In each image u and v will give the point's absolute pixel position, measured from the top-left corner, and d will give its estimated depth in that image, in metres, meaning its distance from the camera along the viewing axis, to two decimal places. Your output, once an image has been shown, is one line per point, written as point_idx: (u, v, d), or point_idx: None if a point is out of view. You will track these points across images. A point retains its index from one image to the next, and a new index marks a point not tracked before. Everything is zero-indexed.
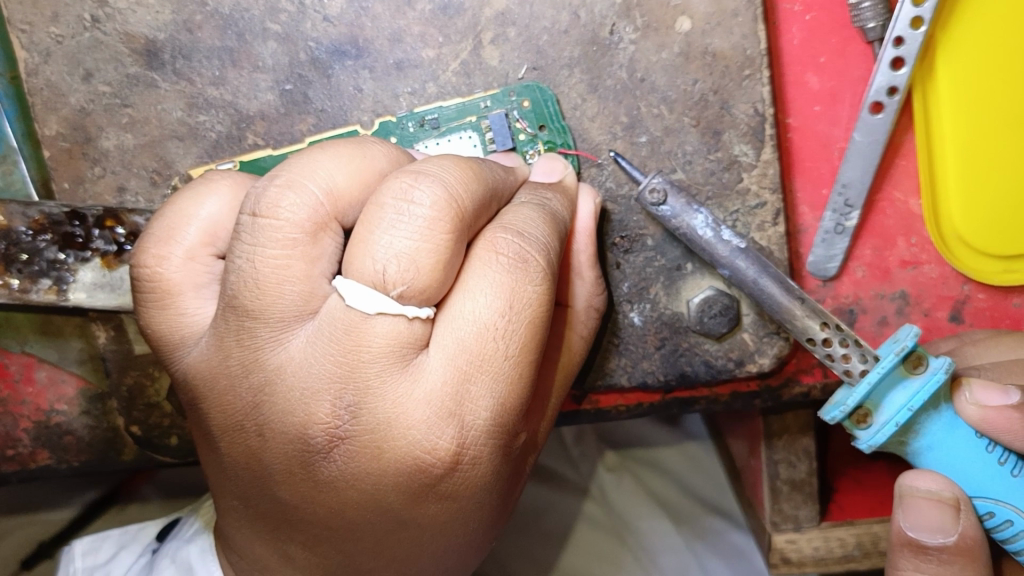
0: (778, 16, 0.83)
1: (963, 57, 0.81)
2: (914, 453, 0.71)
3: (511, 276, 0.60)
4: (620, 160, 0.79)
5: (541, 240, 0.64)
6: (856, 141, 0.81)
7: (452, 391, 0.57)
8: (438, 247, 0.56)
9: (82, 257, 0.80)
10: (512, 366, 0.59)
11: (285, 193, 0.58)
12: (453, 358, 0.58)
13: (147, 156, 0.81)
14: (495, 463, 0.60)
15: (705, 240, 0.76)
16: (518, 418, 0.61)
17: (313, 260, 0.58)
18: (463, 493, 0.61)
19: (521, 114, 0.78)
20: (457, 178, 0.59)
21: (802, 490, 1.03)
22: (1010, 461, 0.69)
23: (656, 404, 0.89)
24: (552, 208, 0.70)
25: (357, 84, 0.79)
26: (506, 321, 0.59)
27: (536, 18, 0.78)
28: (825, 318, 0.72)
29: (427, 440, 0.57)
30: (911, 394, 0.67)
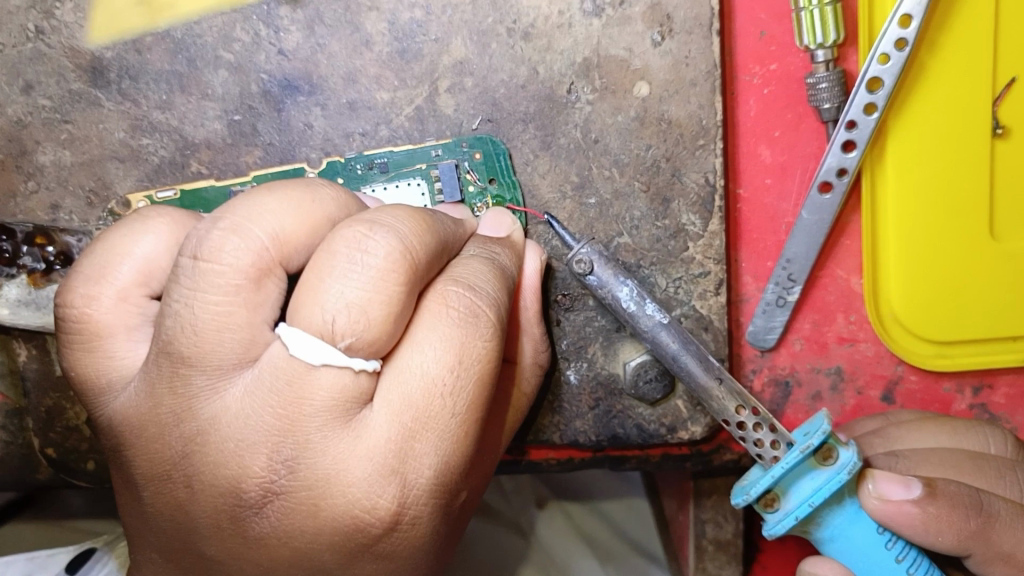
0: (736, 87, 0.83)
1: (915, 143, 0.81)
2: (818, 540, 0.71)
3: (461, 329, 0.59)
4: (552, 221, 0.77)
5: (491, 294, 0.64)
6: (803, 218, 0.81)
7: (394, 449, 0.56)
8: (391, 299, 0.55)
9: (7, 273, 0.78)
10: (458, 425, 0.58)
11: (230, 237, 0.56)
12: (395, 417, 0.56)
13: (84, 175, 0.78)
14: (435, 522, 0.59)
15: (628, 312, 0.75)
16: (460, 478, 0.60)
17: (256, 307, 0.57)
18: (398, 555, 0.60)
19: (472, 165, 0.78)
20: (412, 229, 0.59)
21: (727, 551, 1.03)
22: (908, 558, 0.70)
23: (587, 460, 0.89)
24: (500, 263, 0.69)
25: (308, 121, 0.77)
26: (454, 376, 0.58)
27: (495, 70, 0.77)
28: (743, 401, 0.72)
29: (367, 499, 0.56)
30: (815, 488, 0.67)
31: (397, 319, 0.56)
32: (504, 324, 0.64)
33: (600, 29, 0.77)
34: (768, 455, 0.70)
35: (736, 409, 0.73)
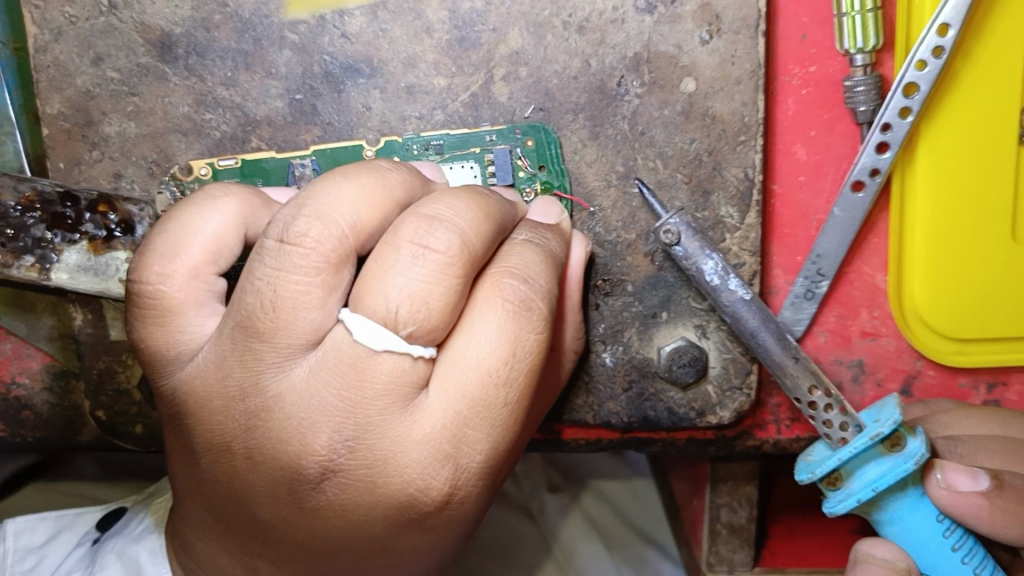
0: (775, 87, 0.86)
1: (945, 147, 0.84)
2: (878, 522, 0.75)
3: (515, 322, 0.61)
4: (643, 189, 0.82)
5: (544, 285, 0.65)
6: (835, 215, 0.85)
7: (450, 434, 0.60)
8: (449, 290, 0.58)
9: (69, 239, 0.80)
10: (508, 413, 0.61)
11: (315, 224, 0.59)
12: (453, 403, 0.59)
13: (147, 146, 0.82)
14: (479, 501, 0.63)
15: (711, 285, 0.79)
16: (504, 461, 0.63)
17: (332, 289, 0.59)
18: (443, 529, 0.63)
19: (524, 151, 0.81)
20: (470, 220, 0.61)
21: (740, 535, 1.08)
22: (964, 548, 0.74)
23: (615, 440, 0.92)
24: (551, 248, 0.70)
25: (367, 103, 0.81)
26: (508, 366, 0.60)
27: (549, 61, 0.80)
28: (817, 381, 0.78)
29: (422, 479, 0.59)
30: (880, 473, 0.71)
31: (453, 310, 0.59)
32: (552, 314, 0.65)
33: (652, 25, 0.80)
34: (836, 436, 0.75)
35: (809, 388, 0.78)
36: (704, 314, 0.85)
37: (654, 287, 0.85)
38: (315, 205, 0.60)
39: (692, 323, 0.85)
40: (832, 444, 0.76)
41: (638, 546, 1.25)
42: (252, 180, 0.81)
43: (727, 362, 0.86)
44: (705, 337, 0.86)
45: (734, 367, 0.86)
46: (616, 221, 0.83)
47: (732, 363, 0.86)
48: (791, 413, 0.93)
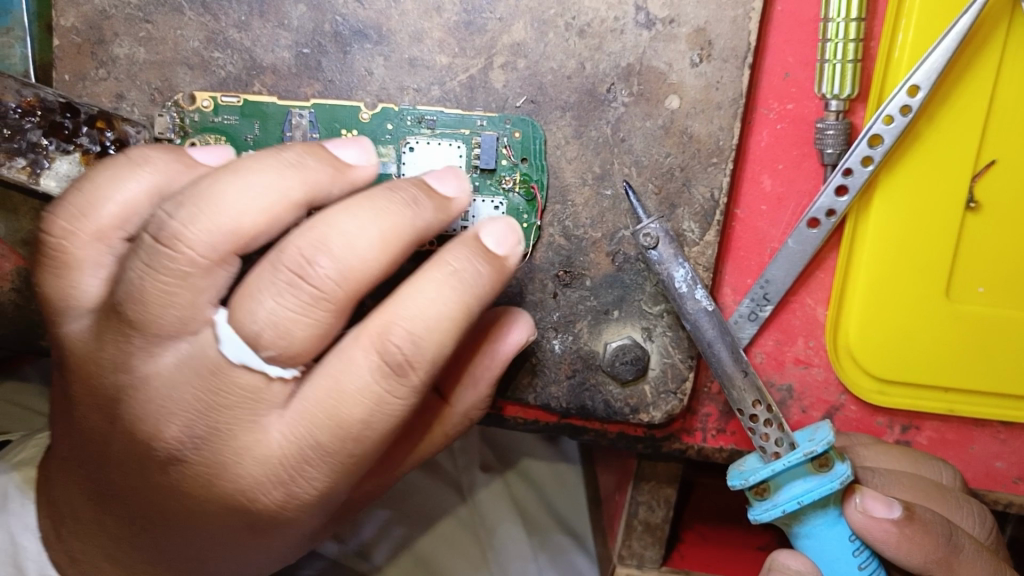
0: (753, 117, 0.91)
1: (899, 203, 0.90)
2: (795, 534, 0.80)
3: (381, 381, 0.64)
4: (630, 192, 0.85)
5: (438, 346, 0.64)
6: (789, 246, 0.91)
7: (289, 461, 0.66)
8: (317, 323, 0.63)
9: (63, 149, 0.83)
10: (351, 460, 0.66)
11: (189, 229, 0.63)
12: (298, 433, 0.65)
13: (153, 74, 0.86)
14: (312, 520, 0.70)
15: (679, 292, 0.82)
16: (340, 495, 0.69)
17: (199, 291, 0.64)
18: (273, 533, 0.71)
19: (510, 142, 0.85)
20: (366, 248, 0.63)
21: (653, 533, 1.14)
22: (868, 566, 0.79)
23: (552, 424, 0.98)
24: (470, 284, 0.65)
25: (369, 68, 0.84)
26: (364, 424, 0.65)
27: (546, 58, 0.85)
28: (760, 397, 0.81)
29: (254, 491, 0.67)
30: (807, 489, 0.76)
31: (315, 341, 0.64)
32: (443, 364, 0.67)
33: (647, 41, 0.84)
34: (769, 450, 0.79)
35: (752, 401, 0.81)
36: (653, 318, 0.90)
37: (611, 285, 0.90)
38: (199, 210, 0.63)
39: (640, 324, 0.91)
40: (765, 458, 0.79)
41: (556, 535, 1.31)
42: (250, 120, 0.84)
43: (665, 366, 0.91)
44: (650, 339, 0.91)
45: (671, 372, 0.91)
46: (585, 218, 0.88)
47: (670, 367, 0.91)
48: (718, 424, 0.98)
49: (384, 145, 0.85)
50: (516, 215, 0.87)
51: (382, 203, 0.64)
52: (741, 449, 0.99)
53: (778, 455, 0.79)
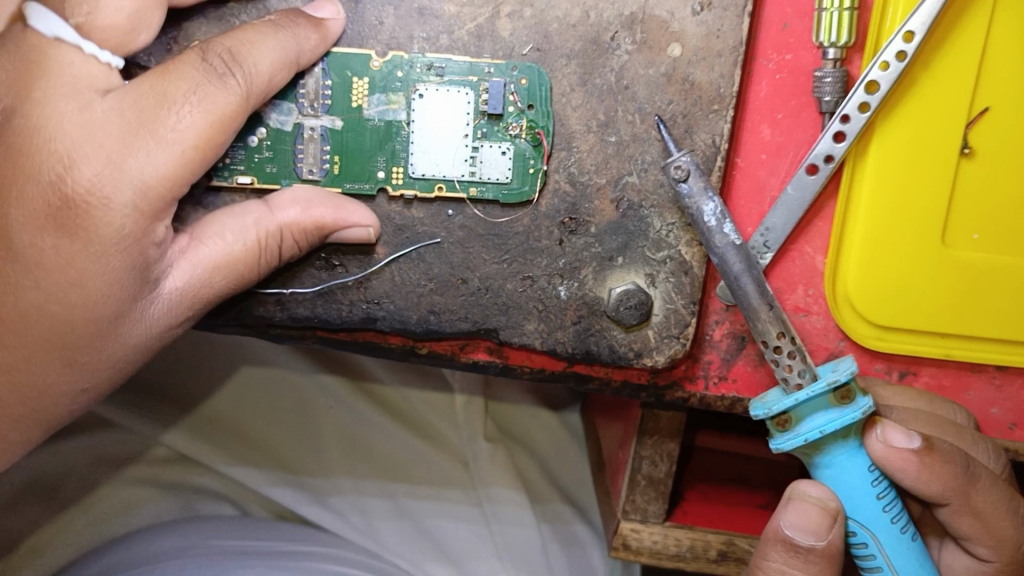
0: (753, 68, 0.93)
1: (895, 149, 0.92)
2: (815, 466, 0.79)
3: (198, 70, 0.79)
4: (661, 127, 0.88)
5: (250, 67, 0.80)
6: (788, 193, 0.93)
7: (105, 139, 0.77)
8: (175, 56, 0.80)
9: None
10: (171, 138, 0.78)
11: None
12: (119, 110, 0.78)
13: (170, 24, 0.88)
14: (126, 224, 0.78)
15: (707, 225, 0.82)
16: (166, 198, 0.79)
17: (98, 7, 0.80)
18: (88, 259, 0.78)
19: (517, 89, 0.88)
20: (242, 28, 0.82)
21: (657, 488, 1.16)
22: (886, 498, 0.78)
23: (557, 372, 1.00)
24: (298, 37, 0.83)
25: (380, 18, 0.88)
26: (191, 109, 0.78)
27: (552, 7, 0.87)
28: (784, 329, 0.80)
29: (69, 162, 0.77)
30: (828, 420, 0.75)
31: (127, 21, 0.81)
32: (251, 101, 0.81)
33: None
34: (791, 381, 0.80)
35: (776, 333, 0.80)
36: (656, 264, 0.92)
37: (615, 232, 0.92)
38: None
39: (643, 271, 0.93)
40: (787, 388, 0.80)
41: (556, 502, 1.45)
42: None
43: (668, 312, 0.93)
44: (654, 286, 0.93)
45: (674, 318, 0.93)
46: (590, 164, 0.90)
47: (673, 314, 0.93)
48: (720, 373, 1.00)
49: (394, 92, 0.88)
50: (522, 160, 0.90)
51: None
52: (743, 396, 1.00)
53: (799, 387, 0.79)
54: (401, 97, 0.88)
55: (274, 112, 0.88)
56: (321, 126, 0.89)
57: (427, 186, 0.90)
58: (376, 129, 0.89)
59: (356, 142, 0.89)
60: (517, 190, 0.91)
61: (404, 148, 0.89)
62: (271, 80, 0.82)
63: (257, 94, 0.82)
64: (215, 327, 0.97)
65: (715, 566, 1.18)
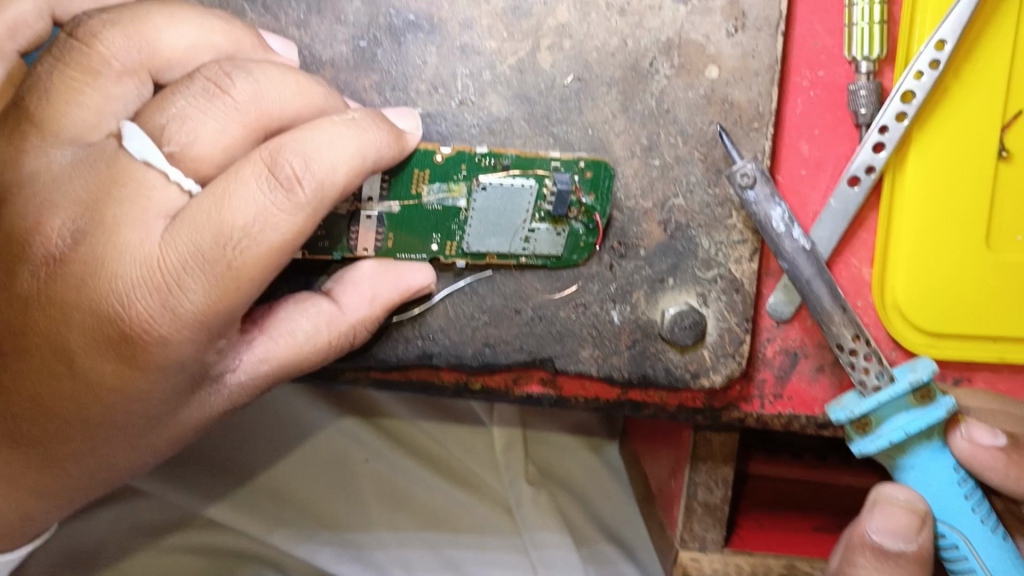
0: (787, 86, 0.95)
1: (934, 157, 0.93)
2: (898, 468, 0.82)
3: (267, 194, 0.71)
4: (724, 136, 0.88)
5: (319, 180, 0.73)
6: (832, 206, 0.94)
7: (166, 269, 0.71)
8: (241, 172, 0.72)
9: None
10: (229, 273, 0.71)
11: (208, 98, 0.73)
12: (180, 239, 0.71)
13: None
14: (185, 352, 0.73)
15: (776, 231, 0.82)
16: (223, 326, 0.74)
17: (203, 144, 0.73)
18: (146, 380, 0.74)
19: (581, 181, 0.89)
20: (312, 134, 0.73)
21: (713, 514, 1.15)
22: (974, 498, 0.81)
23: (612, 400, 1.00)
24: (367, 150, 0.76)
25: (423, 57, 0.89)
26: (252, 241, 0.71)
27: (590, 37, 0.89)
28: (859, 331, 0.82)
29: (127, 295, 0.71)
30: (911, 419, 0.79)
31: (222, 153, 0.73)
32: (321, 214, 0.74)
33: (685, 15, 0.89)
34: (868, 384, 0.81)
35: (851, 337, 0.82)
36: (706, 283, 0.93)
37: (664, 254, 0.93)
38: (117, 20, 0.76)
39: (695, 291, 0.94)
40: (863, 391, 0.82)
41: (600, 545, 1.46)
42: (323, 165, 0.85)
43: (722, 330, 0.94)
44: (706, 305, 0.94)
45: (728, 336, 0.94)
46: (635, 189, 0.92)
47: (727, 332, 0.94)
48: (776, 390, 1.00)
49: (455, 182, 0.87)
50: (575, 237, 0.91)
51: (308, 80, 0.78)
52: (799, 413, 1.00)
53: (878, 388, 0.81)
54: (462, 186, 0.87)
55: None
56: (378, 212, 0.88)
57: (478, 257, 0.91)
58: (432, 213, 0.88)
59: (411, 222, 0.89)
60: (567, 258, 0.92)
61: (460, 229, 0.89)
62: (346, 186, 0.75)
63: (326, 206, 0.74)
64: None
65: None
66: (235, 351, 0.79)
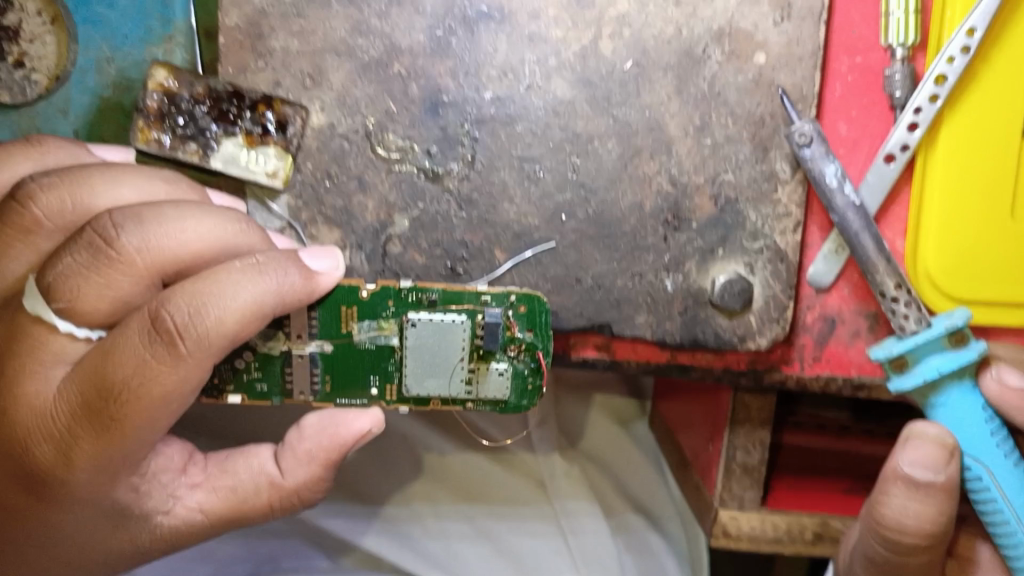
0: (827, 71, 1.03)
1: (963, 134, 1.01)
2: (931, 407, 0.91)
3: (150, 349, 0.78)
4: (785, 97, 0.97)
5: (203, 331, 0.79)
6: (869, 180, 1.02)
7: (61, 420, 0.80)
8: (129, 327, 0.78)
9: (229, 132, 0.96)
10: (116, 425, 0.79)
11: (86, 252, 0.79)
12: (70, 393, 0.80)
13: (305, 62, 0.96)
14: (85, 491, 0.82)
15: (829, 185, 0.95)
16: (122, 468, 0.82)
17: (80, 295, 0.80)
18: (61, 512, 0.84)
19: (516, 316, 0.95)
20: (195, 288, 0.79)
21: (751, 475, 1.23)
22: (998, 433, 0.90)
23: (662, 364, 1.08)
24: (264, 297, 0.81)
25: (494, 45, 0.96)
26: (135, 396, 0.78)
27: (648, 26, 0.96)
28: (900, 281, 0.92)
29: (30, 438, 0.81)
30: (944, 360, 0.88)
31: (108, 304, 0.81)
32: (212, 357, 0.80)
33: (735, 6, 0.97)
34: (906, 328, 0.91)
35: (894, 285, 0.93)
36: (754, 253, 1.01)
37: (715, 226, 1.00)
38: (59, 184, 0.86)
39: (742, 260, 1.01)
40: (903, 335, 0.92)
41: (627, 515, 1.54)
42: None
43: (768, 297, 1.01)
44: (753, 273, 1.01)
45: (773, 302, 1.01)
46: (689, 165, 0.99)
47: (772, 298, 1.01)
48: (815, 353, 1.08)
49: (385, 319, 0.94)
50: (520, 378, 0.96)
51: (215, 218, 0.84)
52: (836, 374, 1.08)
53: (916, 331, 0.91)
54: (393, 324, 0.94)
55: (262, 340, 0.93)
56: (312, 352, 0.94)
57: (421, 401, 0.96)
58: (368, 353, 0.95)
59: (347, 363, 0.95)
60: (514, 403, 0.97)
61: (398, 369, 0.95)
62: (239, 333, 0.81)
63: (217, 350, 0.80)
64: None
65: (811, 547, 1.24)
66: (168, 492, 0.87)
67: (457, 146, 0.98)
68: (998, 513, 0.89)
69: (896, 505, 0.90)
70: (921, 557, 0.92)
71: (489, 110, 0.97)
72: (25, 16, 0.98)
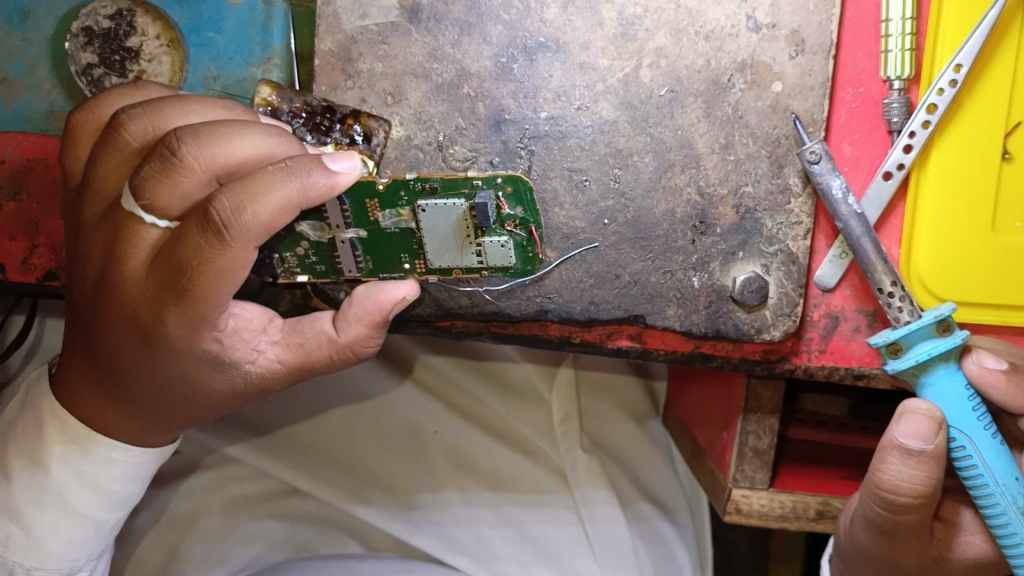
0: (834, 100, 1.19)
1: (951, 156, 1.17)
2: (921, 385, 1.06)
3: (206, 239, 0.91)
4: (797, 122, 1.11)
5: (242, 220, 0.91)
6: (870, 195, 1.17)
7: (153, 292, 0.96)
8: (189, 220, 0.93)
9: (322, 141, 1.14)
10: (192, 293, 0.94)
11: (158, 164, 0.94)
12: (158, 271, 0.96)
13: (387, 83, 1.17)
14: (179, 346, 0.99)
15: (835, 196, 1.09)
16: (199, 327, 0.98)
17: (157, 197, 0.94)
18: (170, 371, 1.02)
19: (505, 196, 1.07)
20: (233, 188, 0.91)
21: (761, 458, 1.37)
22: (979, 409, 1.05)
23: (686, 353, 1.23)
24: (291, 195, 0.92)
25: (550, 71, 1.13)
26: (201, 272, 0.92)
27: (681, 57, 1.12)
28: (895, 279, 1.06)
29: (136, 307, 0.98)
30: (933, 346, 1.03)
31: (180, 202, 0.95)
32: (257, 238, 0.93)
33: (757, 41, 1.12)
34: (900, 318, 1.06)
35: (890, 283, 1.06)
36: (770, 255, 1.15)
37: (736, 231, 1.15)
38: (142, 114, 0.99)
39: (759, 261, 1.15)
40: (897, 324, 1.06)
41: (642, 505, 1.66)
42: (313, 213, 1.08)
43: (782, 294, 1.15)
44: (769, 273, 1.15)
45: (786, 299, 1.15)
46: (715, 178, 1.14)
47: (785, 295, 1.15)
48: (820, 346, 1.23)
49: (402, 207, 1.08)
50: (521, 247, 1.11)
51: (261, 131, 0.96)
52: (839, 365, 1.23)
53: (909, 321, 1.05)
54: (408, 210, 1.08)
55: (307, 227, 1.10)
56: (351, 237, 1.11)
57: (446, 272, 1.13)
58: (395, 236, 1.10)
59: (380, 244, 1.11)
60: (521, 268, 1.13)
61: (420, 247, 1.11)
62: (273, 223, 0.93)
63: (257, 236, 0.93)
64: (408, 326, 1.25)
65: (814, 524, 1.40)
66: (251, 346, 1.04)
67: (516, 158, 1.15)
68: (979, 477, 1.04)
69: (893, 470, 1.05)
70: (914, 515, 1.07)
71: (544, 128, 1.14)
72: (145, 39, 1.21)
